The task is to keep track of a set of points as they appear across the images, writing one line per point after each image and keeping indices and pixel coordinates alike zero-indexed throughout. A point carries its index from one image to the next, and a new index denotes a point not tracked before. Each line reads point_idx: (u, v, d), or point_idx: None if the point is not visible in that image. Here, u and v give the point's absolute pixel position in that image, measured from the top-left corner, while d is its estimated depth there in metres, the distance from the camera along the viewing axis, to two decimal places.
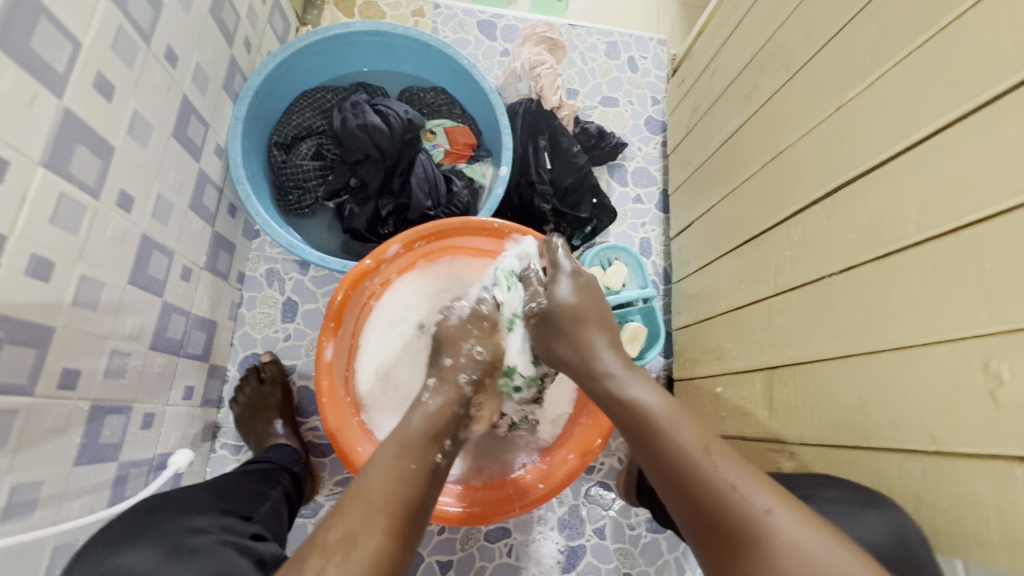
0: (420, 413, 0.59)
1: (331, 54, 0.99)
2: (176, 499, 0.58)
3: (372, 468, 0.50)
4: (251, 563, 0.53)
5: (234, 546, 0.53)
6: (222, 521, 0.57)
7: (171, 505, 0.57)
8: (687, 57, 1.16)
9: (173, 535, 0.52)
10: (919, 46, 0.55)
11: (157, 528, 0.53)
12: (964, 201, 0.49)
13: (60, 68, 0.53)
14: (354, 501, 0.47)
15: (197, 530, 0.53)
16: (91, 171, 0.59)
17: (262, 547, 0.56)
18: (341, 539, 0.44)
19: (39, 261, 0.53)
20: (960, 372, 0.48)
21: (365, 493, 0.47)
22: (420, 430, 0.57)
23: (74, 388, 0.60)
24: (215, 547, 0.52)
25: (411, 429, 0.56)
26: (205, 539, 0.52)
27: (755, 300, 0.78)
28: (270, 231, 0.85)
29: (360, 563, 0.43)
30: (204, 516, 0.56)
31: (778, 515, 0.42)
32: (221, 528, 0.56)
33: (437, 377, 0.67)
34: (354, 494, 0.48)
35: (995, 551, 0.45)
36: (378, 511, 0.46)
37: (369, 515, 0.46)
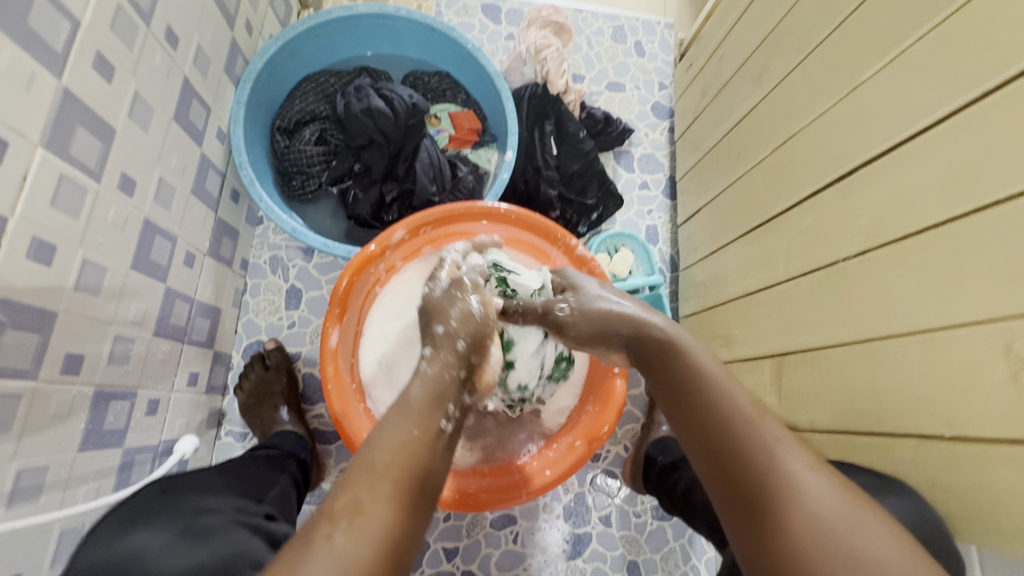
0: (420, 379, 0.54)
1: (334, 37, 0.98)
2: (187, 482, 0.59)
3: (380, 437, 0.48)
4: (264, 542, 0.52)
5: (246, 527, 0.53)
6: (236, 501, 0.57)
7: (183, 488, 0.57)
8: (695, 40, 1.14)
9: (183, 517, 0.52)
10: (939, 22, 0.53)
11: (168, 510, 0.53)
12: (986, 183, 0.47)
13: (58, 47, 0.52)
14: (361, 470, 0.45)
15: (209, 511, 0.53)
16: (92, 154, 0.58)
17: (274, 527, 0.56)
18: (347, 507, 0.42)
19: (40, 244, 0.52)
20: (979, 356, 0.47)
21: (372, 462, 0.45)
22: (422, 398, 0.52)
23: (77, 373, 0.60)
24: (226, 528, 0.52)
25: (410, 400, 0.52)
26: (217, 520, 0.53)
27: (765, 286, 0.77)
28: (274, 217, 0.84)
29: (366, 530, 0.41)
30: (216, 498, 0.56)
31: (814, 476, 0.43)
32: (233, 508, 0.55)
33: (432, 344, 0.58)
34: (362, 461, 0.46)
35: (1013, 537, 0.45)
36: (386, 479, 0.45)
37: (376, 484, 0.44)
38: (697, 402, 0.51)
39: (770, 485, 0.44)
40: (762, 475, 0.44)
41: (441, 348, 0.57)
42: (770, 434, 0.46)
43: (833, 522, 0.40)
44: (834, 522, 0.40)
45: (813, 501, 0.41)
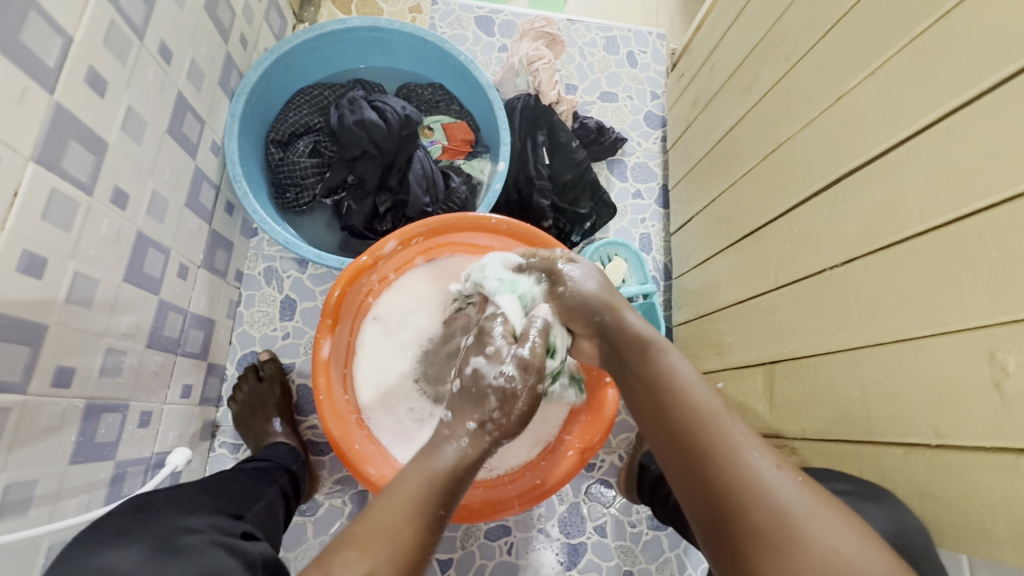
0: (450, 455, 0.52)
1: (328, 51, 0.99)
2: (164, 498, 0.58)
3: (391, 490, 0.51)
4: (239, 562, 0.52)
5: (223, 546, 0.52)
6: (213, 520, 0.56)
7: (160, 504, 0.56)
8: (686, 50, 1.15)
9: (163, 533, 0.51)
10: (920, 33, 0.54)
11: (145, 527, 0.52)
12: (967, 191, 0.48)
13: (50, 63, 0.53)
14: (373, 536, 0.48)
15: (188, 529, 0.52)
16: (84, 168, 0.58)
17: (251, 547, 0.56)
18: (363, 574, 0.45)
19: (32, 257, 0.53)
20: (964, 363, 0.47)
21: (382, 526, 0.48)
22: (447, 467, 0.52)
23: (68, 385, 0.60)
24: (204, 547, 0.51)
25: (436, 469, 0.52)
26: (196, 538, 0.51)
27: (755, 294, 0.78)
28: (267, 228, 0.85)
29: None
30: (197, 516, 0.55)
31: (781, 482, 0.45)
32: (210, 527, 0.55)
33: (476, 424, 0.54)
34: (372, 520, 0.49)
35: (1003, 545, 0.44)
36: (398, 535, 0.48)
37: (387, 543, 0.47)
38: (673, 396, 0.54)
39: (735, 491, 0.45)
40: (735, 483, 0.45)
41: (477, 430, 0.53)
42: (734, 442, 0.48)
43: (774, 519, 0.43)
44: (783, 518, 0.42)
45: (779, 498, 0.43)
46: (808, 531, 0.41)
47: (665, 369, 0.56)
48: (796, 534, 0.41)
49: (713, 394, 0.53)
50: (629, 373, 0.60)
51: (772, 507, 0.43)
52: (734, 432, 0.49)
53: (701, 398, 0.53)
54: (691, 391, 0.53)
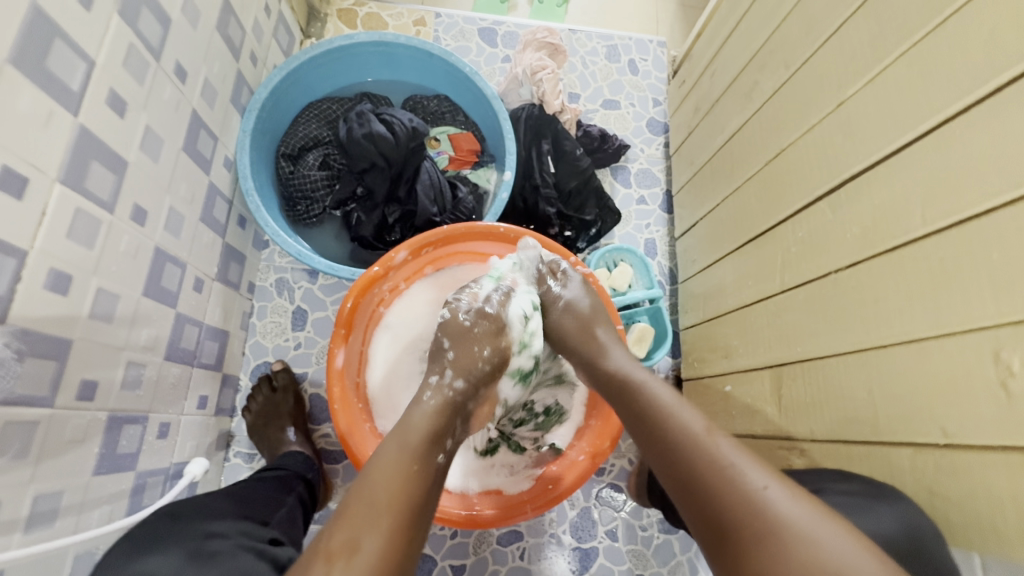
0: (422, 410, 0.59)
1: (336, 66, 1.01)
2: (194, 506, 0.59)
3: (376, 467, 0.51)
4: (268, 566, 0.53)
5: (252, 550, 0.54)
6: (239, 525, 0.57)
7: (191, 512, 0.57)
8: (687, 58, 1.16)
9: (191, 540, 0.52)
10: (918, 41, 0.56)
11: (175, 531, 0.53)
12: (968, 195, 0.49)
13: (74, 86, 0.55)
14: (358, 506, 0.48)
15: (214, 535, 0.54)
16: (105, 187, 0.60)
17: (279, 551, 0.57)
18: (346, 545, 0.45)
19: (58, 275, 0.54)
20: (970, 364, 0.48)
21: (367, 496, 0.49)
22: (422, 430, 0.56)
23: (92, 399, 0.61)
24: (234, 552, 0.52)
25: (412, 426, 0.56)
26: (223, 544, 0.53)
27: (761, 298, 0.79)
28: (279, 241, 0.87)
29: (363, 567, 0.44)
30: (221, 521, 0.57)
31: (774, 492, 0.45)
32: (240, 532, 0.56)
33: (438, 376, 0.64)
34: (361, 496, 0.49)
35: (1014, 543, 0.45)
36: (386, 512, 0.48)
37: (376, 518, 0.47)
38: (660, 422, 0.56)
39: (728, 507, 0.46)
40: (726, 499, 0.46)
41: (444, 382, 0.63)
42: (724, 456, 0.49)
43: (772, 532, 0.43)
44: (777, 526, 0.43)
45: (775, 511, 0.44)
46: (803, 541, 0.42)
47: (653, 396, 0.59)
48: (789, 546, 0.42)
49: (698, 414, 0.55)
50: (619, 406, 0.62)
51: (767, 521, 0.44)
52: (717, 444, 0.51)
53: (688, 418, 0.54)
54: (676, 410, 0.56)
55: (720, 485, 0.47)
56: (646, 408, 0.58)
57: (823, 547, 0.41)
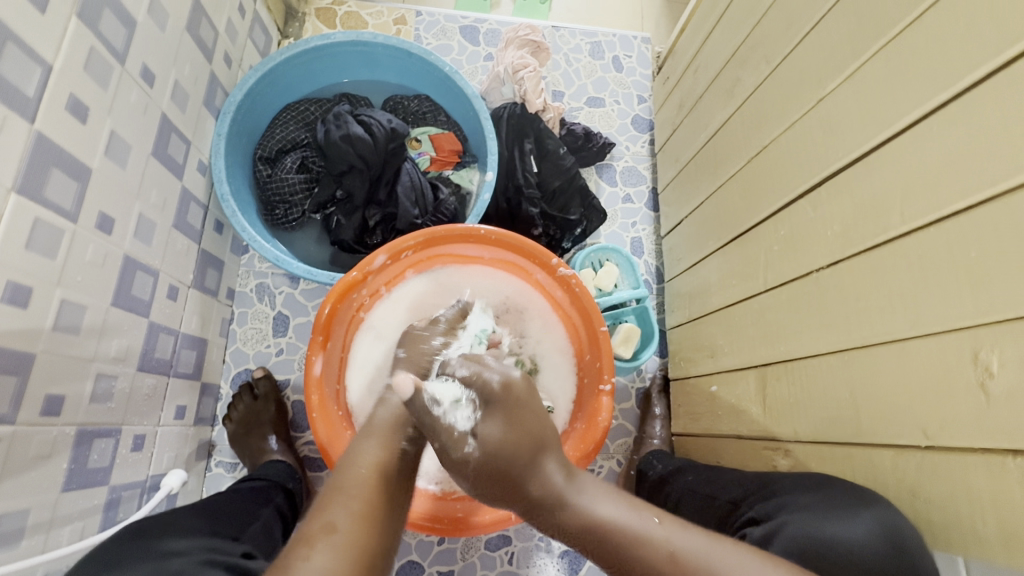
0: (388, 406, 0.60)
1: (313, 66, 0.99)
2: (158, 524, 0.57)
3: (347, 460, 0.54)
4: None
5: (219, 565, 0.52)
6: (205, 541, 0.55)
7: (156, 529, 0.56)
8: (671, 54, 1.15)
9: (153, 559, 0.51)
10: (896, 35, 0.55)
11: (139, 552, 0.52)
12: (948, 192, 0.48)
13: (30, 92, 0.53)
14: (333, 495, 0.50)
15: (178, 552, 0.52)
16: (67, 196, 0.58)
17: (251, 565, 0.55)
18: (322, 529, 0.46)
19: (16, 288, 0.53)
20: (950, 364, 0.47)
21: (341, 485, 0.51)
22: (385, 422, 0.58)
23: (58, 414, 0.59)
24: (198, 569, 0.50)
25: (376, 421, 0.58)
26: (188, 561, 0.51)
27: (746, 297, 0.78)
28: (256, 247, 0.85)
29: (342, 546, 0.45)
30: (185, 539, 0.55)
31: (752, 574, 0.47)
32: (204, 549, 0.54)
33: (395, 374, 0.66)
34: (335, 488, 0.51)
35: (994, 547, 0.44)
36: (356, 496, 0.50)
37: (346, 503, 0.49)
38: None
39: None
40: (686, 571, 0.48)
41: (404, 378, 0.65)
42: (695, 570, 0.48)
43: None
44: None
45: None
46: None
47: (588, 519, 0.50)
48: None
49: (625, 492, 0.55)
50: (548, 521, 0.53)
51: None
52: (640, 519, 0.51)
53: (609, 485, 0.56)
54: (631, 531, 0.50)
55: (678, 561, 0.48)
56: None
57: None
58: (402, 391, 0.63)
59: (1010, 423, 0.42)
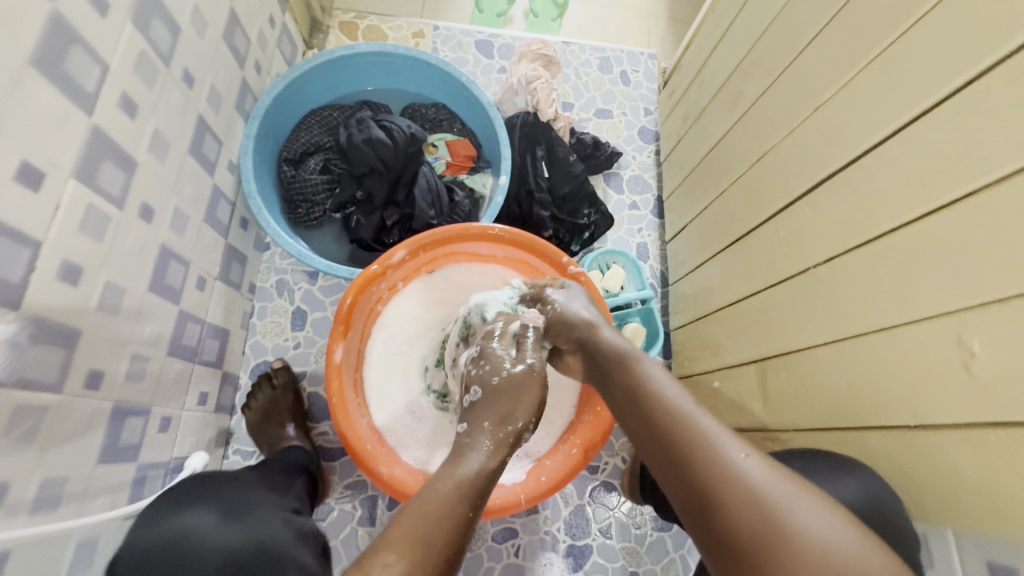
0: (480, 457, 0.53)
1: (337, 75, 1.04)
2: (224, 476, 0.67)
3: (428, 506, 0.48)
4: (291, 529, 0.60)
5: (278, 515, 0.62)
6: (267, 494, 0.66)
7: (222, 479, 0.66)
8: (676, 68, 1.20)
9: (225, 502, 0.61)
10: (887, 47, 0.59)
11: (209, 496, 0.61)
12: (934, 189, 0.51)
13: (90, 88, 0.58)
14: (408, 542, 0.45)
15: (246, 500, 0.62)
16: (116, 184, 0.63)
17: (301, 520, 0.64)
18: (379, 574, 0.43)
19: (69, 267, 0.56)
20: (936, 349, 0.50)
21: (419, 532, 0.46)
22: (479, 483, 0.51)
23: (97, 388, 0.62)
24: (263, 515, 0.60)
25: (471, 476, 0.51)
26: (254, 507, 0.61)
27: (747, 295, 0.81)
28: (281, 242, 0.90)
29: None
30: (251, 489, 0.65)
31: (753, 463, 0.46)
32: (266, 500, 0.64)
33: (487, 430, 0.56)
34: (408, 535, 0.46)
35: (978, 519, 0.47)
36: (434, 564, 0.45)
37: (424, 565, 0.44)
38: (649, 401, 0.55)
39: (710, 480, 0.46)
40: (710, 474, 0.46)
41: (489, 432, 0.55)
42: (706, 433, 0.49)
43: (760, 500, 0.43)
44: (762, 508, 0.43)
45: (753, 483, 0.44)
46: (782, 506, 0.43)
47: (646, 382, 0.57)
48: (774, 518, 0.42)
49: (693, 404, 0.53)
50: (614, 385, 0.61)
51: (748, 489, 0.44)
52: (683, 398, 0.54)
53: (674, 396, 0.54)
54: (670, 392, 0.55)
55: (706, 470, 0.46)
56: (645, 394, 0.56)
57: (795, 519, 0.42)
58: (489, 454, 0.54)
59: (989, 402, 0.46)
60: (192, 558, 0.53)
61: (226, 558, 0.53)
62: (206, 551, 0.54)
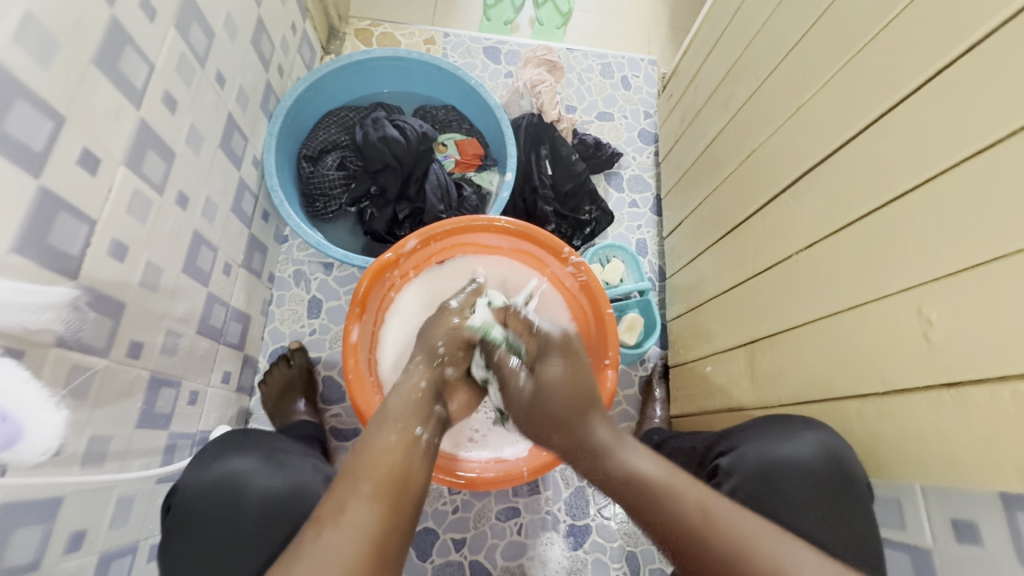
0: (401, 394, 0.64)
1: (354, 78, 1.11)
2: (258, 431, 0.75)
3: (365, 444, 0.55)
4: (321, 476, 0.70)
5: (310, 464, 0.71)
6: (298, 447, 0.75)
7: (257, 432, 0.74)
8: (674, 73, 1.26)
9: (264, 449, 0.70)
10: (860, 49, 0.64)
11: (250, 444, 0.70)
12: (900, 176, 0.57)
13: (138, 85, 0.64)
14: (349, 474, 0.52)
15: (282, 450, 0.72)
16: (157, 172, 0.69)
17: (329, 470, 0.74)
18: (334, 509, 0.49)
19: (118, 244, 0.63)
20: (901, 321, 0.55)
21: (354, 466, 0.53)
22: (399, 407, 0.61)
23: (138, 357, 0.68)
24: (296, 464, 0.70)
25: (391, 406, 0.61)
26: (289, 456, 0.71)
27: (737, 283, 0.87)
28: (301, 232, 0.96)
29: (352, 528, 0.47)
30: (285, 442, 0.75)
31: (753, 530, 0.51)
32: (299, 452, 0.74)
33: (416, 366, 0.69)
34: (350, 466, 0.53)
35: (938, 473, 0.52)
36: (367, 479, 0.51)
37: (357, 485, 0.51)
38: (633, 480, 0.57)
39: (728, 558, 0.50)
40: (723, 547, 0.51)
41: (418, 365, 0.69)
42: (702, 509, 0.53)
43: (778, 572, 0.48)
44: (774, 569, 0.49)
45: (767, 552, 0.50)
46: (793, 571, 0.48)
47: (625, 463, 0.59)
48: None
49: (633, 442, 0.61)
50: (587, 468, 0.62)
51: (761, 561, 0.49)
52: (671, 473, 0.57)
53: (659, 474, 0.57)
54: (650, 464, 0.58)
55: (705, 536, 0.52)
56: (626, 472, 0.58)
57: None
58: (414, 384, 0.66)
59: (946, 366, 0.51)
60: (241, 499, 0.64)
61: (268, 500, 0.65)
62: (252, 494, 0.65)
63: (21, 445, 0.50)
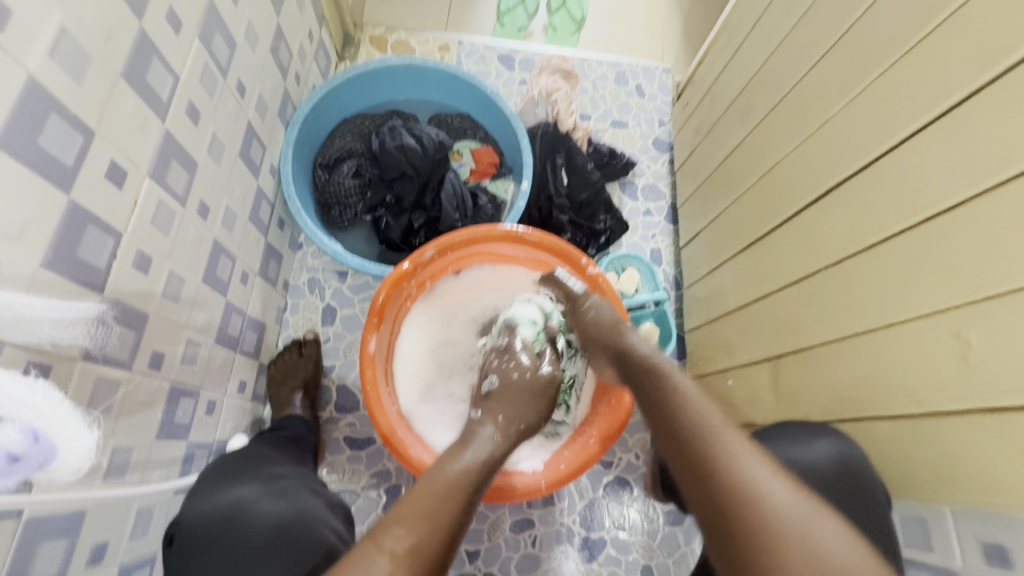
0: (481, 440, 0.60)
1: (371, 86, 1.11)
2: (257, 454, 0.76)
3: (434, 469, 0.55)
4: (322, 502, 0.70)
5: (310, 489, 0.72)
6: (296, 471, 0.75)
7: (256, 458, 0.75)
8: (690, 82, 1.26)
9: (263, 477, 0.70)
10: (891, 65, 0.64)
11: (249, 472, 0.71)
12: (934, 194, 0.56)
13: (163, 96, 0.64)
14: (419, 495, 0.51)
15: (281, 476, 0.72)
16: (180, 183, 0.69)
17: (330, 493, 0.74)
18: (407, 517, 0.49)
19: (142, 256, 0.62)
20: (939, 342, 0.55)
21: (425, 487, 0.52)
22: (479, 460, 0.58)
23: (159, 368, 0.68)
24: (297, 489, 0.70)
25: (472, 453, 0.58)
26: (288, 482, 0.71)
27: (759, 297, 0.86)
28: (317, 241, 0.95)
29: (409, 553, 0.46)
30: (283, 467, 0.75)
31: (766, 479, 0.47)
32: (297, 475, 0.74)
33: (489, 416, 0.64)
34: (419, 487, 0.52)
35: (974, 496, 0.51)
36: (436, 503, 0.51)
37: (423, 516, 0.49)
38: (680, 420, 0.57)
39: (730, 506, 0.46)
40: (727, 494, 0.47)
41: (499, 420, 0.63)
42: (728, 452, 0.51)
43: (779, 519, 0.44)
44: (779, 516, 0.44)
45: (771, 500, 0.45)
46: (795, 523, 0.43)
47: (682, 404, 0.59)
48: (796, 537, 0.42)
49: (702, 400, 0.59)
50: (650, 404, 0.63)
51: (764, 504, 0.45)
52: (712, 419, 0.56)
53: (705, 417, 0.56)
54: (689, 403, 0.59)
55: (717, 483, 0.48)
56: (681, 413, 0.58)
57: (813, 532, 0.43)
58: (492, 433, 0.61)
59: (985, 387, 0.50)
60: (245, 522, 0.63)
61: (275, 524, 0.63)
62: (257, 517, 0.63)
63: (53, 464, 0.51)
